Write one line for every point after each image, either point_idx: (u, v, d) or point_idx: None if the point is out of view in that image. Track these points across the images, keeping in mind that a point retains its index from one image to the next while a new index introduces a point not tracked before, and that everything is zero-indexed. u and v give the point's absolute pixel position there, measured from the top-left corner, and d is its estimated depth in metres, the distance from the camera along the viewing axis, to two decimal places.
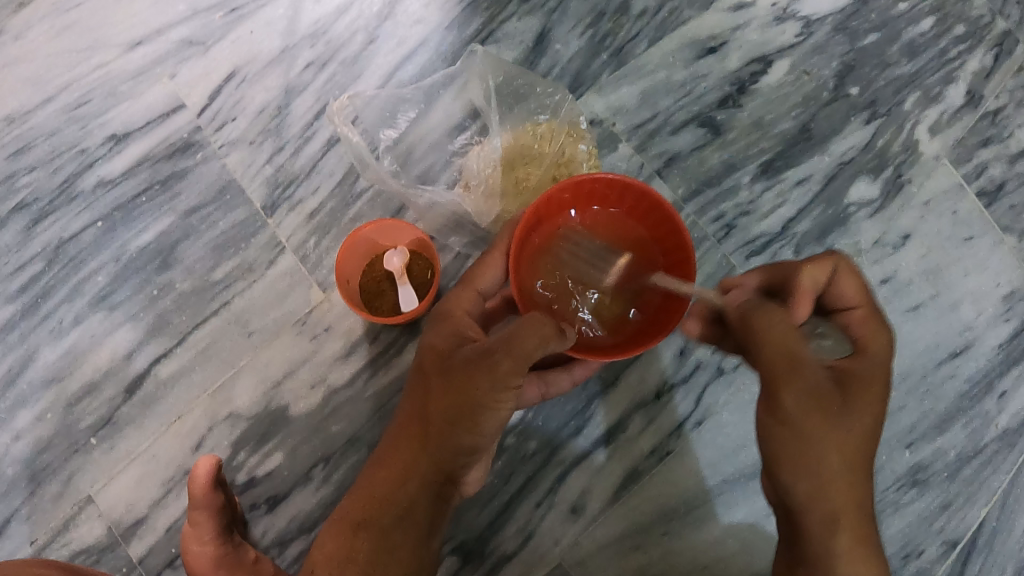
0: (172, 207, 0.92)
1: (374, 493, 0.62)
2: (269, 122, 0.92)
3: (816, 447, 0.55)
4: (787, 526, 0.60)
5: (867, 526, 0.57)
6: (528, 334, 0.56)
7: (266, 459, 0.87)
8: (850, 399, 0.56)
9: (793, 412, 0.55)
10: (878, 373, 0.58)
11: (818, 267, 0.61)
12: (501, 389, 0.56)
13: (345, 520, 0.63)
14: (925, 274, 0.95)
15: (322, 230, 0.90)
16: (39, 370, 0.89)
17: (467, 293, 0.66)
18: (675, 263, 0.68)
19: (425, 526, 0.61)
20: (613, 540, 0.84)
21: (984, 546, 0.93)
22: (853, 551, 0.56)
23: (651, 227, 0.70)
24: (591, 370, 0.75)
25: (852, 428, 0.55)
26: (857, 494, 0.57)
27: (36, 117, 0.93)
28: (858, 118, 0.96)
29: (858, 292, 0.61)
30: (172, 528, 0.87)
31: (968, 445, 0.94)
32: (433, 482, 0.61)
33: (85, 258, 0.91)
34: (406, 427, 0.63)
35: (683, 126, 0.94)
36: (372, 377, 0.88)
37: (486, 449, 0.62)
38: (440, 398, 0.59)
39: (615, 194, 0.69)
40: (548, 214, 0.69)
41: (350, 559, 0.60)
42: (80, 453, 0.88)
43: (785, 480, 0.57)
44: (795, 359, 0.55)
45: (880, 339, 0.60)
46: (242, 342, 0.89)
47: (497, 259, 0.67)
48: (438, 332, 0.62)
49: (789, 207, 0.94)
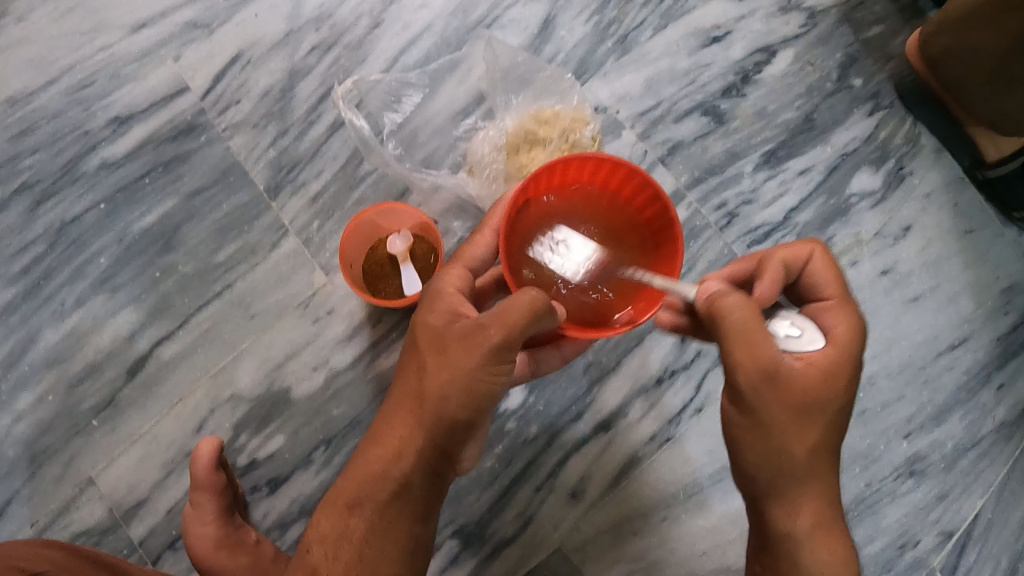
0: (174, 188, 0.92)
1: (365, 472, 0.61)
2: (273, 105, 0.92)
3: (779, 438, 0.58)
4: (752, 507, 0.63)
5: (830, 510, 0.61)
6: (517, 309, 0.56)
7: (268, 441, 0.88)
8: (818, 397, 0.58)
9: (759, 408, 0.58)
10: (848, 367, 0.59)
11: (790, 251, 0.63)
12: (495, 360, 0.57)
13: (339, 499, 0.62)
14: (925, 266, 0.95)
15: (325, 213, 0.90)
16: (41, 351, 0.89)
17: (456, 271, 0.65)
18: (662, 245, 0.66)
19: (421, 504, 0.61)
20: (611, 525, 0.84)
21: (979, 536, 0.93)
22: (814, 536, 0.60)
23: (640, 209, 0.68)
24: (580, 347, 0.74)
25: (815, 421, 0.58)
26: (818, 482, 0.60)
27: (38, 99, 0.93)
28: (859, 111, 0.97)
29: (832, 281, 0.62)
30: (173, 510, 0.88)
31: (964, 436, 0.94)
32: (427, 462, 0.60)
33: (87, 240, 0.91)
34: (398, 406, 0.61)
35: (687, 115, 0.94)
36: (375, 360, 0.89)
37: (480, 426, 0.62)
38: (435, 374, 0.58)
39: (605, 175, 0.68)
40: (536, 195, 0.68)
41: (345, 536, 0.61)
42: (81, 434, 0.88)
43: (749, 467, 0.60)
44: (765, 360, 0.56)
45: (849, 327, 0.60)
46: (244, 324, 0.89)
47: (486, 236, 0.67)
48: (430, 309, 0.61)
49: (791, 196, 0.94)
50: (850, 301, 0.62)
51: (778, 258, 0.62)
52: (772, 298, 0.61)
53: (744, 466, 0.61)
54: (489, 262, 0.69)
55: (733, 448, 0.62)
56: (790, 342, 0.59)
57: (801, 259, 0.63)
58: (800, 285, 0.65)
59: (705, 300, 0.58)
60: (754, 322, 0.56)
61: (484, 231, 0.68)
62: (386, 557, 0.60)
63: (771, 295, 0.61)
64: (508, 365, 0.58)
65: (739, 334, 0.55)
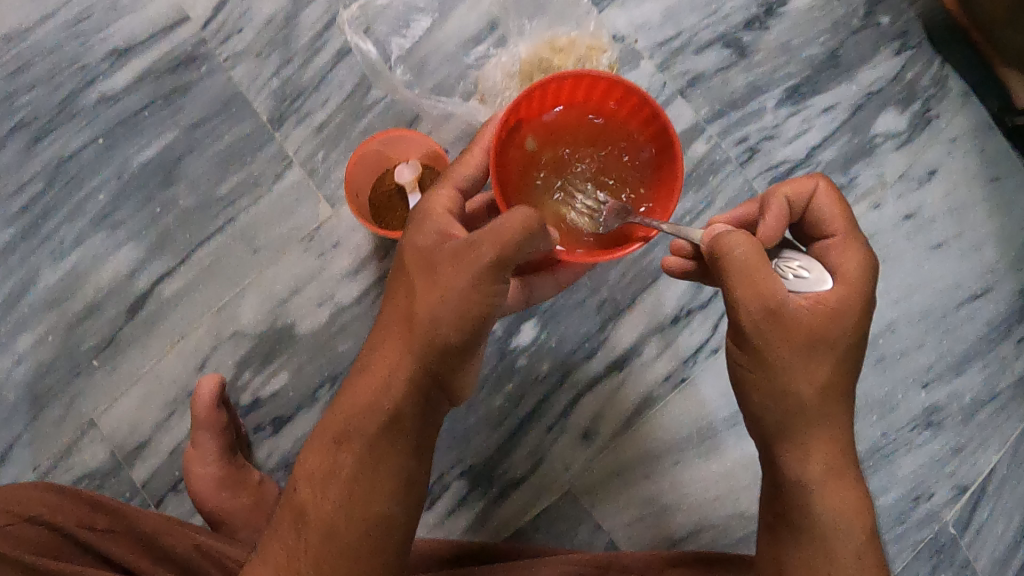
0: (175, 121, 0.88)
1: (351, 405, 0.52)
2: (276, 33, 0.88)
3: (783, 379, 0.53)
4: (763, 456, 0.57)
5: (844, 456, 0.55)
6: (514, 221, 0.49)
7: (272, 378, 0.86)
8: (825, 337, 0.52)
9: (764, 350, 0.52)
10: (857, 305, 0.53)
11: (793, 186, 0.56)
12: (489, 278, 0.50)
13: (324, 436, 0.53)
14: (950, 211, 0.92)
15: (331, 142, 0.87)
16: (41, 291, 0.87)
17: (447, 189, 0.58)
18: (664, 171, 0.62)
19: (415, 437, 0.52)
20: (623, 467, 0.83)
21: (994, 492, 0.91)
22: (828, 483, 0.54)
23: (641, 132, 0.64)
24: (576, 273, 0.72)
25: (824, 363, 0.53)
26: (829, 429, 0.54)
27: (34, 36, 0.88)
28: (887, 49, 0.93)
29: (837, 214, 0.56)
30: (176, 451, 0.86)
31: (983, 388, 0.92)
32: (416, 399, 0.51)
33: (86, 176, 0.88)
34: (386, 333, 0.53)
35: (707, 46, 0.90)
36: (381, 295, 0.86)
37: (474, 361, 0.53)
38: (423, 297, 0.51)
39: (600, 95, 0.63)
40: (530, 117, 0.63)
41: (332, 475, 0.51)
42: (83, 375, 0.86)
43: (755, 410, 0.55)
44: (769, 298, 0.51)
45: (859, 263, 0.54)
46: (247, 259, 0.87)
47: (477, 153, 0.60)
48: (418, 230, 0.55)
49: (814, 133, 0.91)
50: (857, 235, 0.56)
51: (782, 192, 0.56)
52: (777, 238, 0.56)
53: (751, 410, 0.56)
54: (479, 184, 0.62)
55: (739, 393, 0.56)
56: (796, 284, 0.54)
57: (803, 197, 0.56)
58: (803, 223, 0.58)
59: (709, 241, 0.54)
60: (756, 258, 0.51)
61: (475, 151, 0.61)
62: (376, 497, 0.50)
63: (776, 234, 0.56)
64: (505, 283, 0.51)
65: (738, 271, 0.51)
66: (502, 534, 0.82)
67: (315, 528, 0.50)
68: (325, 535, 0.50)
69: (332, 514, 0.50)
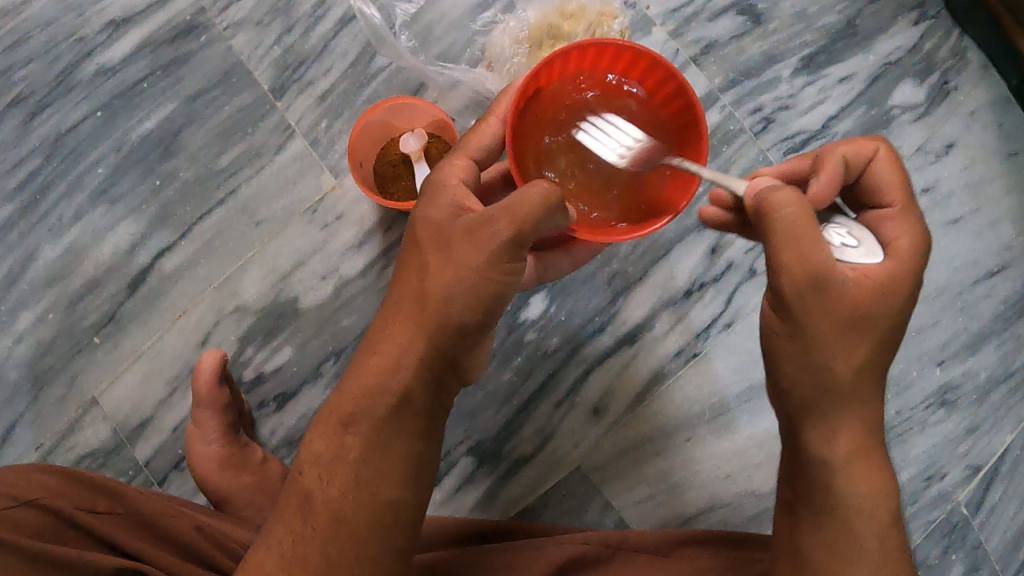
0: (175, 92, 0.86)
1: (359, 384, 0.50)
2: (278, 0, 0.86)
3: (820, 351, 0.50)
4: (787, 432, 0.55)
5: (873, 438, 0.52)
6: (530, 198, 0.48)
7: (275, 353, 0.85)
8: (870, 311, 0.49)
9: (803, 320, 0.49)
10: (906, 282, 0.50)
11: (852, 146, 0.53)
12: (506, 257, 0.49)
13: (331, 415, 0.51)
14: (967, 186, 0.90)
15: (334, 112, 0.85)
16: (40, 268, 0.85)
17: (460, 161, 0.56)
18: (688, 143, 0.59)
19: (424, 419, 0.50)
20: (634, 444, 0.81)
21: (1008, 472, 0.90)
22: (853, 465, 0.51)
23: (664, 103, 0.61)
24: (591, 252, 0.70)
25: (865, 337, 0.50)
26: (861, 406, 0.51)
27: (32, 7, 0.86)
28: (905, 18, 0.90)
29: (894, 182, 0.53)
30: (179, 428, 0.85)
31: (999, 366, 0.90)
32: (427, 380, 0.50)
33: (84, 150, 0.86)
34: (394, 310, 0.51)
35: (721, 14, 0.88)
36: (387, 269, 0.85)
37: (482, 342, 0.53)
38: (438, 274, 0.49)
39: (623, 64, 0.60)
40: (549, 85, 0.60)
41: (341, 457, 0.49)
42: (83, 353, 0.85)
43: (785, 383, 0.52)
44: (816, 263, 0.48)
45: (913, 239, 0.51)
46: (249, 232, 0.85)
47: (494, 122, 0.57)
48: (429, 202, 0.52)
49: (830, 104, 0.88)
50: (913, 208, 0.53)
51: (838, 152, 0.53)
52: (829, 199, 0.53)
53: (781, 382, 0.52)
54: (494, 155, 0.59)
55: (770, 362, 0.53)
56: (844, 252, 0.51)
57: (865, 157, 0.53)
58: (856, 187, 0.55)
59: (752, 196, 0.50)
60: (808, 223, 0.48)
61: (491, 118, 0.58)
62: (385, 480, 0.48)
63: (829, 194, 0.53)
64: (519, 264, 0.50)
65: (785, 234, 0.48)
66: (510, 512, 0.81)
67: (323, 512, 0.48)
68: (332, 519, 0.48)
69: (340, 498, 0.48)
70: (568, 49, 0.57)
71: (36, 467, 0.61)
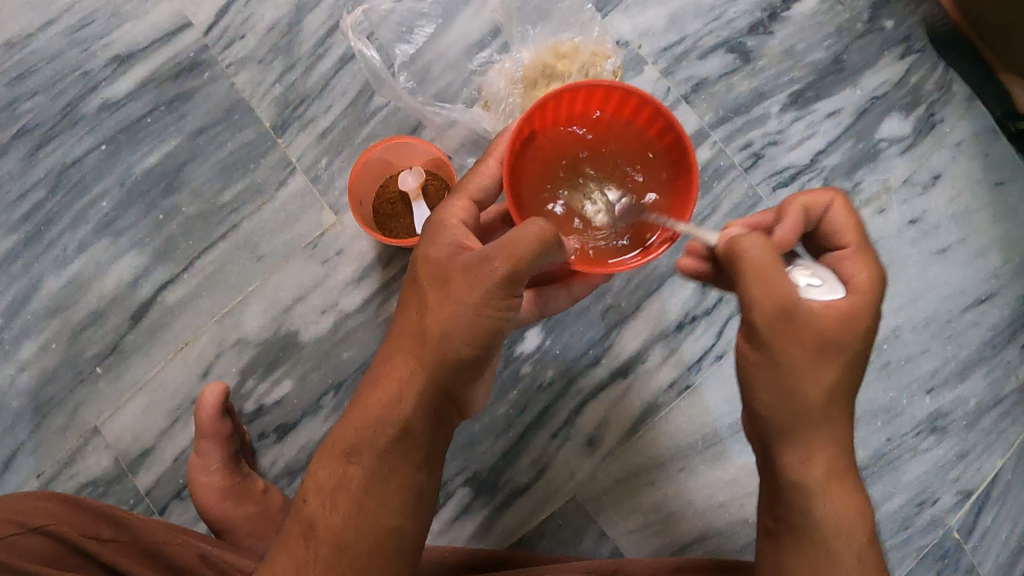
0: (178, 128, 0.88)
1: (362, 416, 0.52)
2: (279, 39, 0.88)
3: (793, 381, 0.51)
4: (760, 456, 0.56)
5: (845, 460, 0.54)
6: (527, 236, 0.49)
7: (276, 386, 0.86)
8: (837, 341, 0.51)
9: (774, 351, 0.50)
10: (868, 313, 0.52)
11: (811, 195, 0.55)
12: (503, 294, 0.49)
13: (336, 444, 0.52)
14: (954, 217, 0.92)
15: (334, 149, 0.87)
16: (44, 299, 0.87)
17: (462, 201, 0.57)
18: (679, 180, 0.59)
19: (424, 450, 0.51)
20: (628, 475, 0.83)
21: (998, 497, 0.91)
22: (828, 487, 0.53)
23: (659, 142, 0.61)
24: (591, 286, 0.71)
25: (832, 365, 0.51)
26: (834, 430, 0.53)
27: (37, 41, 0.88)
28: (891, 53, 0.92)
29: (850, 228, 0.54)
30: (180, 459, 0.86)
31: (988, 393, 0.92)
32: (428, 410, 0.51)
33: (89, 183, 0.88)
34: (396, 345, 0.52)
35: (711, 52, 0.90)
36: (385, 303, 0.86)
37: (484, 373, 0.53)
38: (437, 311, 0.50)
39: (613, 105, 0.61)
40: (545, 126, 0.61)
41: (343, 485, 0.50)
42: (85, 383, 0.86)
43: (758, 411, 0.53)
44: (783, 298, 0.49)
45: (871, 275, 0.53)
46: (250, 267, 0.86)
47: (491, 165, 0.59)
48: (432, 240, 0.54)
49: (818, 139, 0.90)
50: (871, 250, 0.54)
51: (798, 202, 0.55)
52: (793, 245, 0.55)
53: (754, 411, 0.53)
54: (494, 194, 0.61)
55: (744, 389, 0.54)
56: (809, 292, 0.53)
57: (820, 206, 0.55)
58: (817, 236, 0.57)
59: (723, 243, 0.52)
60: (771, 261, 0.49)
61: (490, 159, 0.60)
62: (386, 508, 0.49)
63: (791, 243, 0.55)
64: (516, 299, 0.50)
65: (752, 272, 0.49)
66: (507, 542, 0.82)
67: (326, 539, 0.49)
68: (335, 545, 0.49)
69: (342, 526, 0.49)
70: (561, 92, 0.58)
71: (46, 495, 0.62)
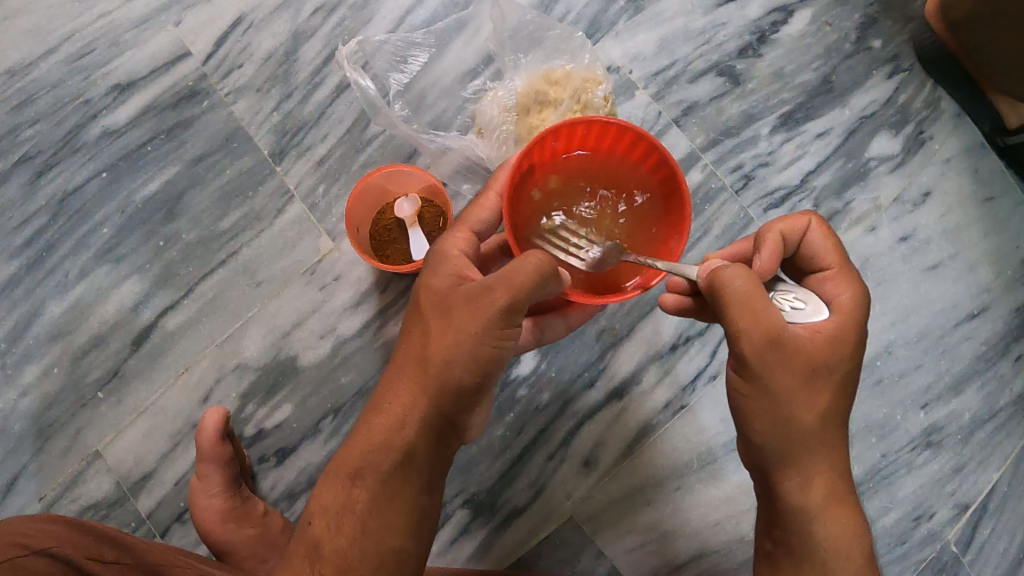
0: (178, 155, 0.90)
1: (366, 441, 0.53)
2: (277, 68, 0.90)
3: (788, 408, 0.52)
4: (760, 482, 0.56)
5: (843, 481, 0.55)
6: (526, 269, 0.49)
7: (275, 410, 0.87)
8: (826, 363, 0.52)
9: (767, 379, 0.51)
10: (855, 333, 0.53)
11: (787, 221, 0.56)
12: (504, 324, 0.50)
13: (340, 469, 0.53)
14: (945, 233, 0.93)
15: (331, 176, 0.89)
16: (45, 324, 0.88)
17: (462, 232, 0.58)
18: (673, 211, 0.61)
19: (427, 473, 0.52)
20: (624, 495, 0.83)
21: (995, 509, 0.92)
22: (827, 509, 0.54)
23: (653, 173, 0.62)
24: (589, 316, 0.72)
25: (824, 388, 0.52)
26: (830, 452, 0.54)
27: (38, 69, 0.90)
28: (879, 73, 0.94)
29: (830, 249, 0.56)
30: (181, 482, 0.87)
31: (982, 407, 0.92)
32: (432, 433, 0.52)
33: (90, 211, 0.89)
34: (400, 372, 0.53)
35: (701, 75, 0.92)
36: (382, 327, 0.87)
37: (487, 398, 0.54)
38: (440, 340, 0.51)
39: (612, 140, 0.62)
40: (542, 158, 0.62)
41: (348, 508, 0.51)
42: (87, 407, 0.87)
43: (755, 441, 0.54)
44: (770, 326, 0.49)
45: (854, 295, 0.54)
46: (249, 293, 0.88)
47: (491, 198, 0.60)
48: (435, 270, 0.54)
49: (808, 159, 0.92)
50: (851, 268, 0.56)
51: (775, 229, 0.56)
52: (773, 270, 0.55)
53: (750, 437, 0.54)
54: (494, 226, 0.62)
55: (739, 417, 0.55)
56: (795, 315, 0.53)
57: (798, 231, 0.56)
58: (796, 258, 0.58)
59: (703, 278, 0.53)
60: (756, 293, 0.49)
61: (490, 192, 0.61)
62: (390, 530, 0.50)
63: (772, 267, 0.55)
64: (517, 328, 0.51)
65: (737, 305, 0.49)
66: (506, 562, 0.83)
67: (330, 560, 0.50)
68: (339, 566, 0.50)
69: (346, 548, 0.50)
70: (560, 126, 0.60)
71: (48, 518, 0.62)
